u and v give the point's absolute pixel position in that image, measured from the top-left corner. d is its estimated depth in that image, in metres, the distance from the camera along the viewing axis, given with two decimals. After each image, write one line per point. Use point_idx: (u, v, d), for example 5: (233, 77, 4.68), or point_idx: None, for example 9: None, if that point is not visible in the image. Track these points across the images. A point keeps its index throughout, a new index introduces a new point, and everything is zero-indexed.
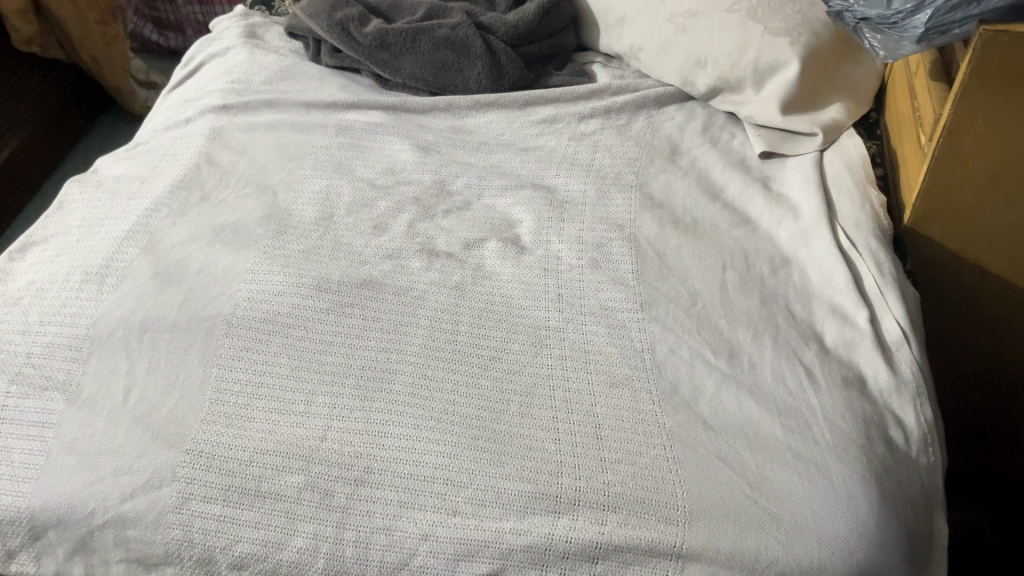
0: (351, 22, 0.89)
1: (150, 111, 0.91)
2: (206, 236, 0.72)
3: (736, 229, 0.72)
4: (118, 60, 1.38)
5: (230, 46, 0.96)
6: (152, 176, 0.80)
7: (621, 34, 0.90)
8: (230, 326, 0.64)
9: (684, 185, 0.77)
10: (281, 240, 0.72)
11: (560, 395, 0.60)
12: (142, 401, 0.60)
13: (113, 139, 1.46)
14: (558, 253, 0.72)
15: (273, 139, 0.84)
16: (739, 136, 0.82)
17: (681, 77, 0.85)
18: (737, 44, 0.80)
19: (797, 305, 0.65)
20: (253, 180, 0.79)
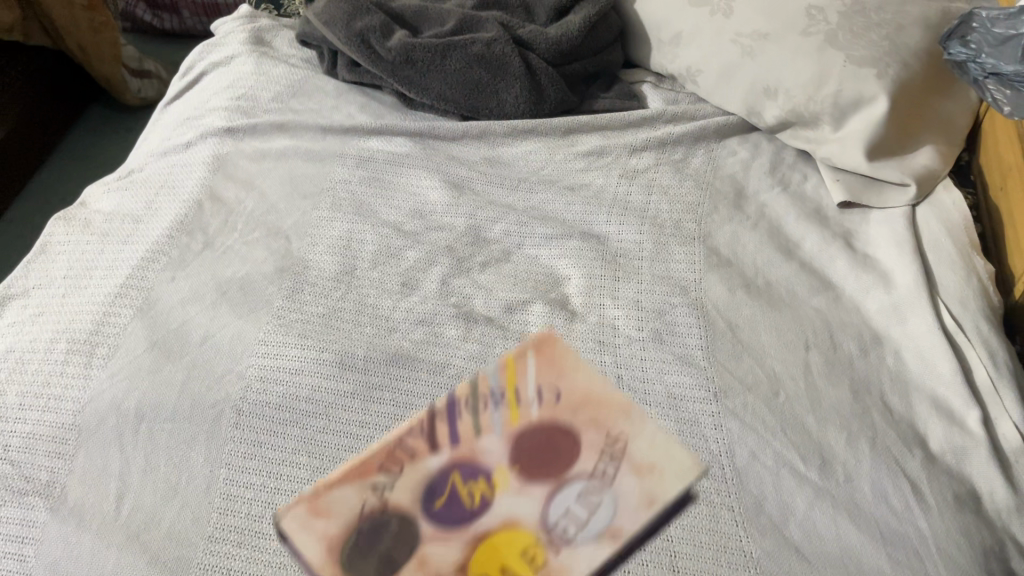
0: (371, 34, 0.79)
1: (145, 130, 0.81)
2: (211, 295, 0.63)
3: (817, 297, 0.63)
4: (108, 49, 1.25)
5: (234, 54, 0.85)
6: (148, 215, 0.70)
7: (676, 53, 0.80)
8: (240, 415, 0.56)
9: (754, 239, 0.68)
10: (297, 300, 0.63)
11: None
12: (139, 510, 0.51)
13: (106, 135, 1.35)
14: (613, 320, 0.63)
15: (285, 171, 0.74)
16: (813, 179, 0.73)
17: (746, 106, 0.76)
18: (814, 74, 0.70)
19: (894, 398, 0.57)
20: (262, 223, 0.69)
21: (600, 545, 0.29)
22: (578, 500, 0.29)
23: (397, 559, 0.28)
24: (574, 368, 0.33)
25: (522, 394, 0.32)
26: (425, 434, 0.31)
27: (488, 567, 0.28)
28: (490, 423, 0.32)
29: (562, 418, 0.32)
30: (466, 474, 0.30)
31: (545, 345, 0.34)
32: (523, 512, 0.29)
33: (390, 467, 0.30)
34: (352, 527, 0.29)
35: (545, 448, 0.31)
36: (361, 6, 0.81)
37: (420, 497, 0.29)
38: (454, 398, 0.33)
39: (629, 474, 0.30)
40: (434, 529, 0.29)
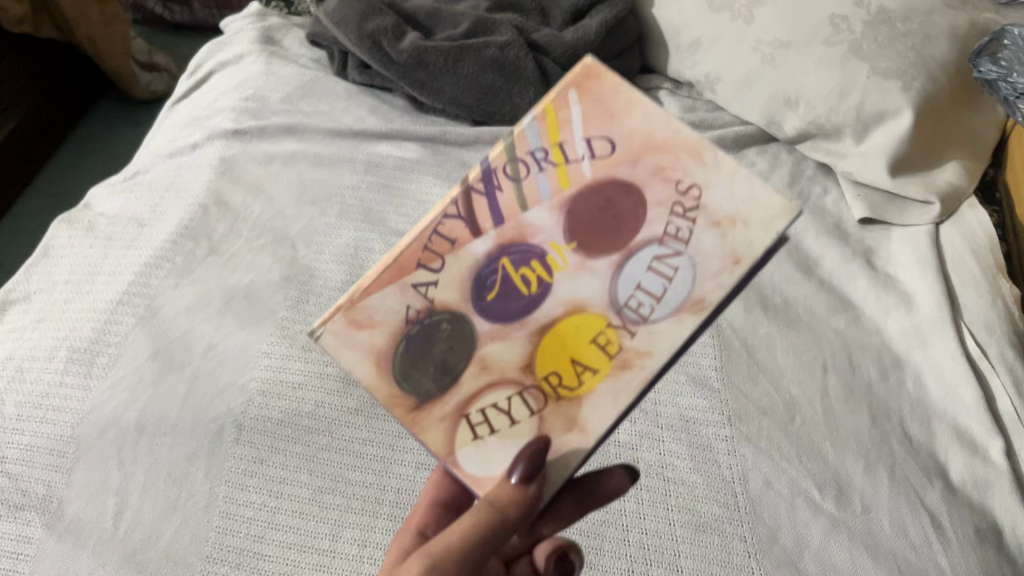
0: (383, 35, 0.77)
1: (152, 129, 0.80)
2: (214, 303, 0.62)
3: (836, 316, 0.61)
4: (118, 42, 1.24)
5: (243, 52, 0.84)
6: (153, 218, 0.69)
7: (695, 59, 0.78)
8: (241, 430, 0.54)
9: (772, 255, 0.66)
10: (302, 311, 0.61)
11: (636, 539, 0.51)
12: (137, 527, 0.50)
13: (115, 129, 1.34)
14: None
15: (292, 175, 0.72)
16: (833, 192, 0.71)
17: (766, 116, 0.74)
18: (837, 85, 0.69)
19: (914, 425, 0.55)
20: (269, 228, 0.68)
21: (680, 319, 0.34)
22: (645, 274, 0.34)
23: (452, 364, 0.36)
24: (620, 101, 0.35)
25: (566, 145, 0.36)
26: (464, 215, 0.36)
27: (556, 364, 0.36)
28: (537, 186, 0.36)
29: (620, 171, 0.35)
30: (515, 258, 0.36)
31: (591, 75, 0.36)
32: (586, 295, 0.35)
33: (431, 264, 0.37)
34: (401, 334, 0.36)
35: (605, 208, 0.35)
36: (373, 6, 0.79)
37: (472, 292, 0.36)
38: (494, 166, 0.36)
39: (707, 231, 0.33)
40: (490, 325, 0.36)
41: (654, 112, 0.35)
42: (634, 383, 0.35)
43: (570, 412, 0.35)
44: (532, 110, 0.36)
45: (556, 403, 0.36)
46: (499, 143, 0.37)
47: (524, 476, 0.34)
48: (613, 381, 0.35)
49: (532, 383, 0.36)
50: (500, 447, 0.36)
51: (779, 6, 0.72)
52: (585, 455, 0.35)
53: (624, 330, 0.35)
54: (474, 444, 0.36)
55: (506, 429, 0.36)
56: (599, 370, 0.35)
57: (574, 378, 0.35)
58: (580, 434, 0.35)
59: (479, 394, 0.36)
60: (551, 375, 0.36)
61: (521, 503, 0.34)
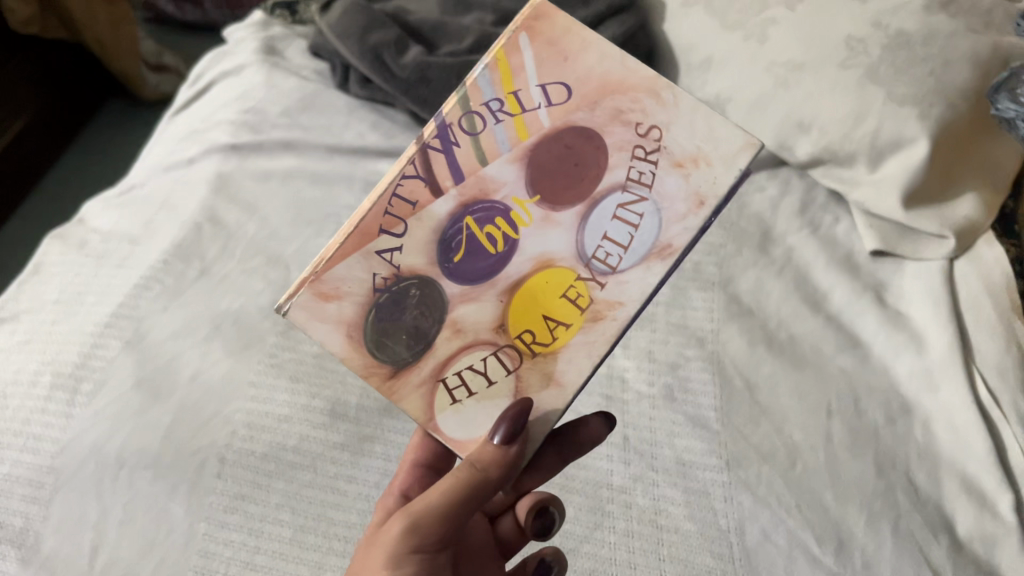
0: (385, 49, 0.76)
1: (150, 143, 0.79)
2: (203, 328, 0.60)
3: (843, 355, 0.59)
4: (126, 43, 1.24)
5: (244, 63, 0.82)
6: (146, 236, 0.68)
7: (705, 79, 0.76)
8: (224, 464, 0.53)
9: (779, 287, 0.64)
10: (292, 338, 0.60)
11: (603, 555, 0.50)
12: (114, 565, 0.49)
13: (124, 131, 1.34)
14: (623, 371, 0.59)
15: (289, 193, 0.71)
16: (845, 221, 0.69)
17: (777, 140, 0.72)
18: (851, 111, 0.66)
19: (921, 475, 0.53)
20: (263, 249, 0.67)
21: (648, 265, 0.43)
22: (610, 224, 0.42)
23: (424, 330, 0.43)
24: (571, 43, 0.42)
25: (521, 93, 0.43)
26: (423, 173, 0.42)
27: (528, 325, 0.43)
28: (496, 137, 0.43)
29: (577, 117, 0.42)
30: (480, 216, 0.42)
31: (539, 17, 0.43)
32: (556, 247, 0.42)
33: (393, 229, 0.42)
34: (370, 303, 0.43)
35: (564, 158, 0.42)
36: (376, 19, 0.77)
37: (438, 255, 0.42)
38: (450, 120, 0.43)
39: (670, 171, 0.42)
40: (460, 286, 0.43)
41: (606, 52, 0.42)
42: (606, 331, 0.43)
43: (547, 365, 0.43)
44: (485, 62, 0.42)
45: (531, 357, 0.44)
46: (453, 99, 0.43)
47: (505, 436, 0.42)
48: (584, 332, 0.43)
49: (505, 341, 0.43)
50: (479, 405, 0.43)
51: (792, 24, 0.70)
52: (561, 403, 0.43)
53: (594, 280, 0.43)
54: (453, 407, 0.43)
55: (483, 390, 0.44)
56: (571, 323, 0.43)
57: (547, 332, 0.43)
58: (557, 387, 0.44)
59: (454, 355, 0.43)
60: (523, 333, 0.43)
61: (503, 461, 0.42)
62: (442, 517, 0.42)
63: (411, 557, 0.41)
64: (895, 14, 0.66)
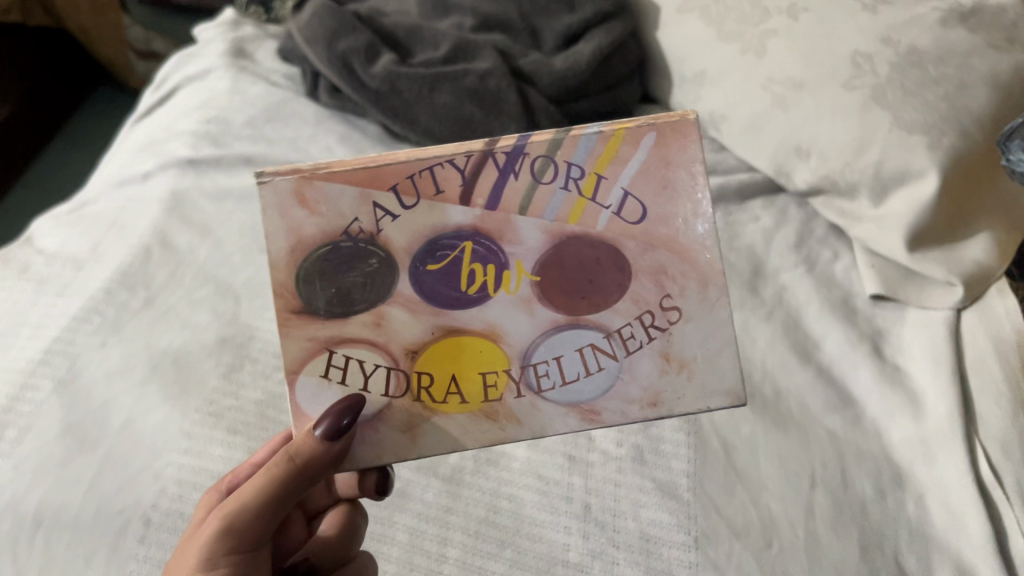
0: (354, 56, 0.70)
1: (110, 152, 0.75)
2: (140, 369, 0.56)
3: (832, 414, 0.54)
4: (110, 31, 1.22)
5: (211, 67, 0.78)
6: (91, 259, 0.64)
7: (699, 93, 0.70)
8: (148, 528, 0.49)
9: (766, 333, 0.58)
10: (235, 382, 0.56)
11: (420, 565, 0.49)
12: None
13: (109, 120, 1.29)
14: (590, 427, 0.54)
15: (245, 215, 0.66)
16: (844, 256, 0.63)
17: (774, 166, 0.66)
18: (854, 138, 0.60)
19: (910, 560, 0.47)
20: (212, 277, 0.62)
21: (568, 412, 0.40)
22: (570, 351, 0.39)
23: (352, 299, 0.38)
24: (680, 180, 0.38)
25: (604, 180, 0.38)
26: (466, 174, 0.37)
27: (440, 375, 0.39)
28: (550, 199, 0.38)
29: (627, 243, 0.38)
30: (478, 250, 0.38)
31: (679, 131, 0.38)
32: (510, 331, 0.39)
33: (404, 197, 0.37)
34: (331, 239, 0.37)
35: (584, 262, 0.38)
36: (346, 23, 0.72)
37: (418, 252, 0.38)
38: (530, 151, 0.37)
39: (653, 355, 0.40)
40: (411, 293, 0.38)
41: (705, 220, 0.38)
42: (485, 433, 0.40)
43: (419, 419, 0.40)
44: (604, 126, 0.37)
45: (414, 398, 0.39)
46: (554, 133, 0.37)
47: (332, 434, 0.38)
48: (470, 417, 0.40)
49: (405, 367, 0.39)
50: (336, 392, 0.39)
51: (794, 37, 0.64)
52: (400, 455, 0.40)
53: (516, 383, 0.40)
54: (320, 379, 0.39)
55: (356, 388, 0.39)
56: (468, 401, 0.40)
57: (444, 392, 0.39)
58: (409, 439, 0.40)
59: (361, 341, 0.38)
60: (425, 375, 0.39)
61: (324, 456, 0.39)
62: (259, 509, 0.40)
63: (228, 558, 0.39)
64: (908, 30, 0.60)
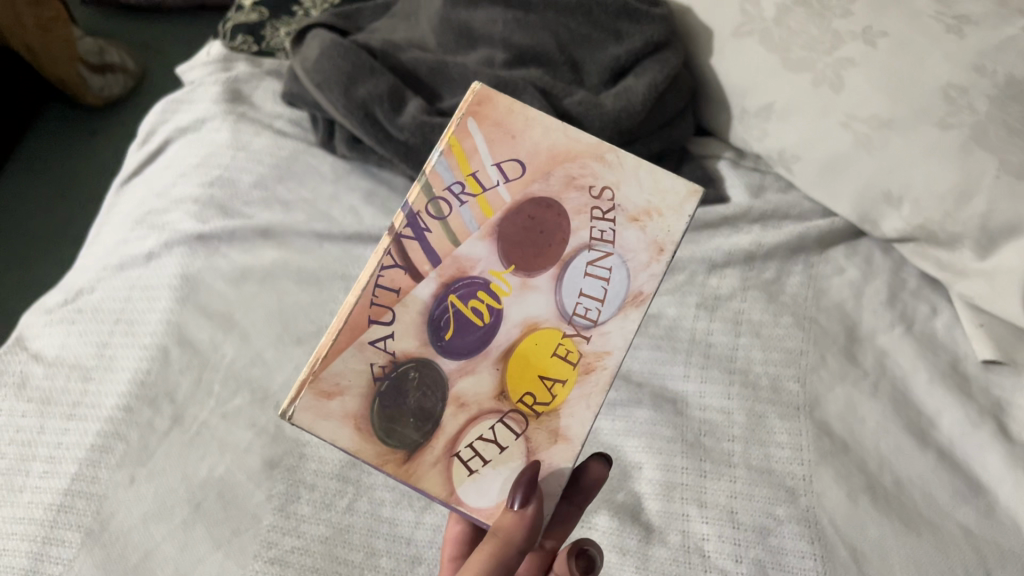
0: (378, 105, 0.62)
1: (101, 225, 0.66)
2: (181, 508, 0.49)
3: (963, 506, 0.49)
4: (61, 48, 1.08)
5: (204, 115, 0.69)
6: (100, 368, 0.55)
7: (764, 129, 0.63)
8: None
9: (876, 412, 0.53)
10: (294, 515, 0.49)
11: None
12: None
13: (67, 142, 1.18)
14: (702, 538, 0.49)
15: (272, 300, 0.58)
16: (943, 311, 0.58)
17: (859, 212, 0.60)
18: (956, 185, 0.54)
19: None
20: (246, 381, 0.54)
21: (626, 313, 0.37)
22: (582, 281, 0.37)
23: (429, 409, 0.35)
24: (516, 120, 0.37)
25: (480, 173, 0.36)
26: (400, 261, 0.35)
27: (526, 385, 0.36)
28: (463, 220, 0.36)
29: (535, 189, 0.36)
30: (462, 292, 0.35)
31: (482, 100, 0.36)
32: (537, 310, 0.36)
33: (382, 318, 0.34)
34: (372, 394, 0.34)
35: (535, 227, 0.36)
36: (363, 65, 0.63)
37: (429, 336, 0.35)
38: (415, 207, 0.35)
39: (628, 228, 0.37)
40: (456, 362, 0.35)
41: (552, 124, 0.37)
42: (601, 383, 0.37)
43: (551, 423, 0.37)
44: (436, 148, 0.36)
45: (535, 418, 0.37)
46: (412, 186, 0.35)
47: (523, 498, 0.35)
48: (580, 386, 0.37)
49: (509, 407, 0.36)
50: (495, 476, 0.36)
51: (875, 66, 0.56)
52: (572, 457, 0.37)
53: (579, 334, 0.37)
54: (473, 477, 0.36)
55: (498, 456, 0.36)
56: (566, 379, 0.37)
57: (543, 392, 0.36)
58: (565, 443, 0.37)
59: (465, 431, 0.36)
60: (523, 397, 0.36)
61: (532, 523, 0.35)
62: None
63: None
64: (1000, 56, 0.52)
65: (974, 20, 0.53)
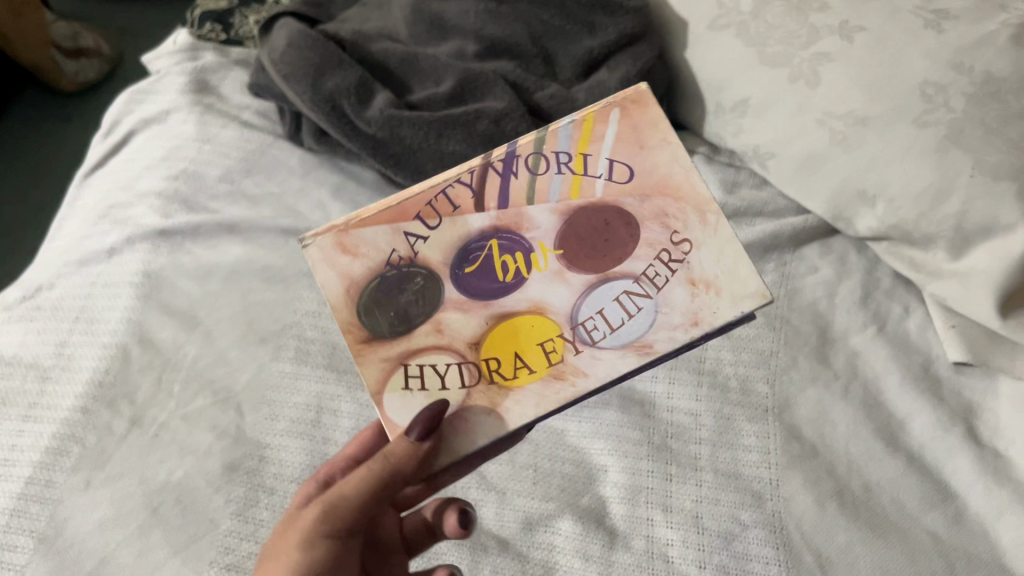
0: (344, 98, 0.61)
1: (65, 219, 0.65)
2: (138, 514, 0.48)
3: (931, 512, 0.48)
4: (35, 33, 1.06)
5: (170, 106, 0.67)
6: (59, 368, 0.54)
7: (739, 124, 0.62)
8: None
9: (846, 415, 0.52)
10: (252, 519, 0.48)
11: None
12: None
13: (43, 128, 1.16)
14: (666, 544, 0.48)
15: (235, 297, 0.57)
16: (917, 311, 0.57)
17: (833, 209, 0.59)
18: (931, 184, 0.53)
19: None
20: (207, 380, 0.53)
21: (625, 354, 0.39)
22: (609, 303, 0.40)
23: (410, 316, 0.40)
24: (652, 137, 0.42)
25: (590, 158, 0.42)
26: (474, 186, 0.42)
27: (501, 351, 0.40)
28: (549, 185, 0.42)
29: (626, 201, 0.41)
30: (504, 243, 0.41)
31: (637, 102, 0.43)
32: (554, 301, 0.40)
33: (427, 220, 0.42)
34: (377, 272, 0.41)
35: (599, 231, 0.41)
36: (331, 56, 0.62)
37: (454, 259, 0.41)
38: (521, 152, 0.42)
39: (681, 284, 0.39)
40: (458, 295, 0.40)
41: (681, 158, 0.42)
42: (560, 394, 0.39)
43: (496, 397, 0.39)
44: (575, 118, 0.43)
45: (488, 382, 0.39)
46: (533, 134, 0.43)
47: (423, 433, 0.38)
48: (542, 384, 0.39)
49: (472, 359, 0.40)
50: (423, 400, 0.39)
51: (852, 64, 0.55)
52: (493, 437, 0.38)
53: (572, 344, 0.39)
54: (403, 393, 0.39)
55: (436, 389, 0.39)
56: (535, 369, 0.39)
57: (512, 368, 0.39)
58: (496, 418, 0.39)
59: (425, 349, 0.40)
60: (491, 359, 0.40)
61: (416, 457, 0.38)
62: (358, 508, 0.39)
63: (325, 541, 0.39)
64: (979, 53, 0.52)
65: (953, 15, 0.53)
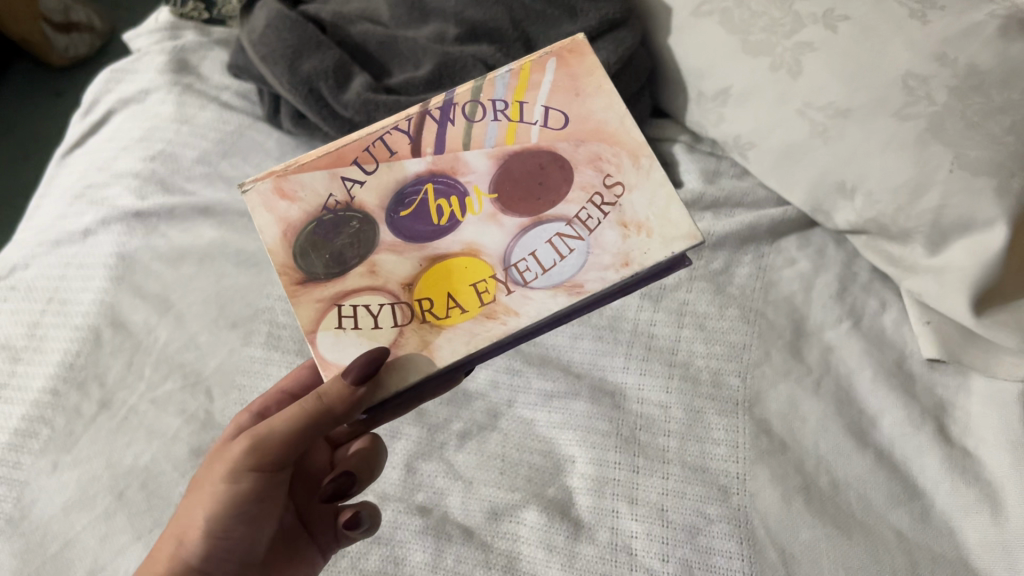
0: (322, 81, 0.60)
1: (42, 198, 0.65)
2: (104, 497, 0.48)
3: (897, 510, 0.48)
4: (24, 7, 1.06)
5: (149, 86, 0.67)
6: (31, 350, 0.54)
7: (721, 113, 0.61)
8: None
9: (816, 411, 0.52)
10: None
11: None
12: None
13: (35, 103, 1.16)
14: (629, 536, 0.48)
15: (208, 280, 0.57)
16: (893, 307, 0.56)
17: (812, 202, 0.58)
18: (909, 179, 0.52)
19: None
20: (177, 364, 0.53)
21: (555, 293, 0.38)
22: (542, 245, 0.40)
23: (346, 258, 0.41)
24: (589, 85, 0.43)
25: (527, 105, 0.43)
26: (411, 133, 0.43)
27: (433, 291, 0.39)
28: (486, 131, 0.43)
29: (561, 146, 0.42)
30: (440, 187, 0.42)
31: (573, 53, 0.44)
32: (487, 242, 0.40)
33: (365, 165, 0.43)
34: (314, 217, 0.41)
35: (534, 174, 0.41)
36: (309, 38, 0.61)
37: (390, 203, 0.42)
38: (458, 101, 0.44)
39: (612, 225, 0.40)
40: (393, 237, 0.41)
41: (614, 105, 0.43)
42: (490, 332, 0.38)
43: (428, 335, 0.39)
44: (512, 68, 0.44)
45: (420, 322, 0.39)
46: (471, 84, 0.44)
47: (357, 376, 0.37)
48: (473, 322, 0.38)
49: (405, 299, 0.39)
50: (356, 342, 0.39)
51: (834, 53, 0.53)
52: (424, 375, 0.38)
53: (504, 285, 0.39)
54: (336, 331, 0.39)
55: (369, 328, 0.39)
56: (467, 309, 0.39)
57: (444, 308, 0.39)
58: (428, 358, 0.38)
59: (358, 289, 0.40)
60: (422, 299, 0.39)
61: (351, 399, 0.38)
62: (284, 447, 0.40)
63: (251, 475, 0.40)
64: (965, 44, 0.50)
65: (940, 5, 0.51)
